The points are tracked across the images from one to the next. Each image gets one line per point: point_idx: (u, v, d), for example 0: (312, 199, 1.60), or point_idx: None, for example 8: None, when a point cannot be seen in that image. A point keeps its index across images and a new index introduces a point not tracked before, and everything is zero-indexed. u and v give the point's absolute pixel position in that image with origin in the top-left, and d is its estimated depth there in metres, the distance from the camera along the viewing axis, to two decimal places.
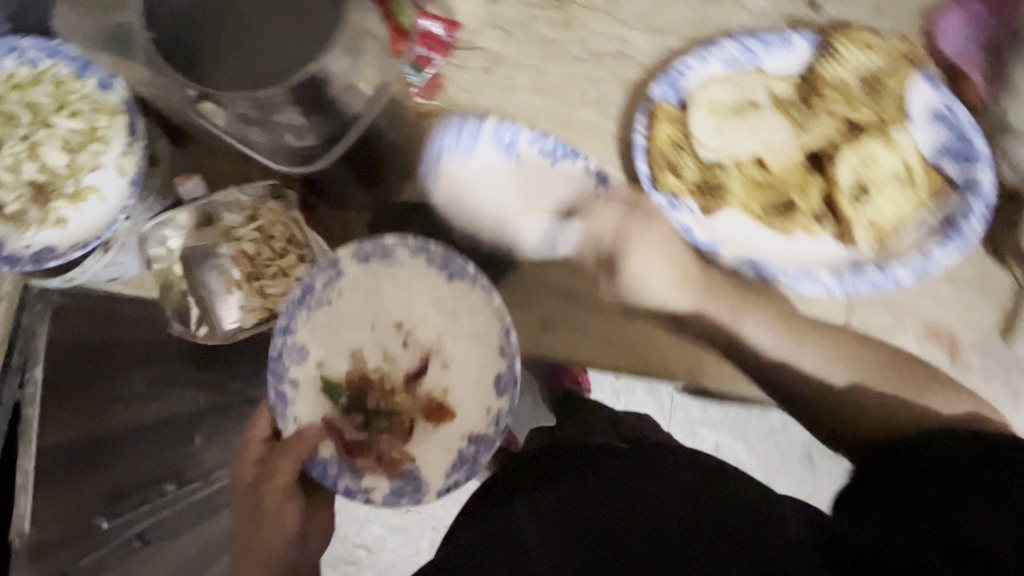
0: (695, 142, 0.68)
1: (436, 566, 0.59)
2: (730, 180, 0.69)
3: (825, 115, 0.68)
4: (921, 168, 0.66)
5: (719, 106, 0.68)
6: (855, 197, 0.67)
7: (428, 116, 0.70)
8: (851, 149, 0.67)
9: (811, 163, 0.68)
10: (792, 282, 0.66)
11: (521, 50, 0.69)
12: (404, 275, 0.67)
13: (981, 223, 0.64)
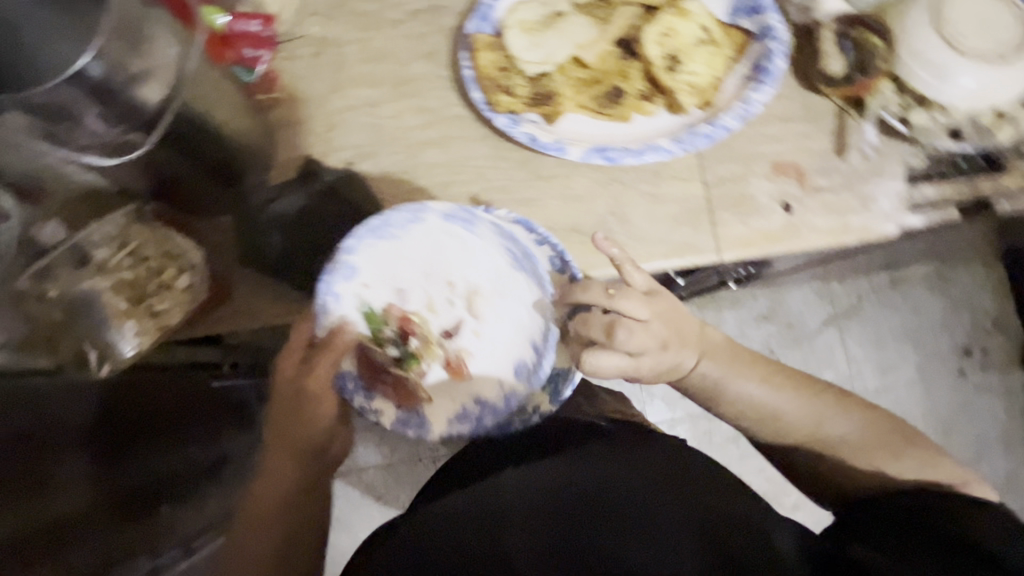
0: (517, 60, 0.71)
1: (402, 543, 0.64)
2: (559, 86, 0.71)
3: (624, 6, 0.73)
4: (717, 28, 0.73)
5: (529, 24, 0.72)
6: (670, 68, 0.70)
7: (271, 105, 0.74)
8: (661, 19, 0.71)
9: (621, 54, 0.72)
10: (638, 158, 0.69)
11: (344, 29, 0.76)
12: (478, 241, 0.70)
13: (783, 59, 0.70)
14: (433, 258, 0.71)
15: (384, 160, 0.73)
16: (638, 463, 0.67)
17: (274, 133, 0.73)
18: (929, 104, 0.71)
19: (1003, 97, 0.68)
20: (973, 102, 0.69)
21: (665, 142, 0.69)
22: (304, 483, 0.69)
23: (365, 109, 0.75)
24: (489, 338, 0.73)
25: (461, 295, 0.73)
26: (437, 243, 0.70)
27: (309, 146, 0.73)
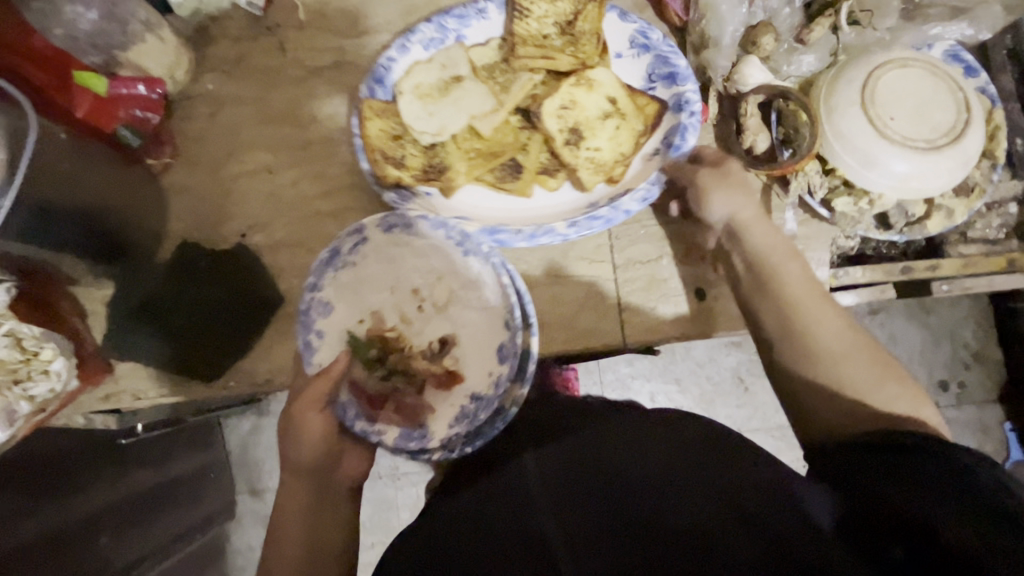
0: (408, 129, 0.66)
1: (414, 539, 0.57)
2: (453, 158, 0.66)
3: (528, 71, 0.67)
4: (627, 98, 0.66)
5: (424, 88, 0.67)
6: (571, 143, 0.65)
7: (165, 169, 0.71)
8: (564, 89, 0.64)
9: (521, 124, 0.67)
10: (530, 240, 0.64)
11: (244, 88, 0.73)
12: (426, 246, 0.63)
13: (694, 136, 0.64)
14: (395, 274, 0.65)
15: (278, 233, 0.70)
16: (660, 433, 0.55)
17: (167, 202, 0.70)
18: (856, 188, 0.66)
19: (933, 187, 0.63)
20: (899, 190, 0.64)
21: (560, 226, 0.64)
22: (319, 506, 0.67)
23: (263, 176, 0.71)
24: (472, 344, 0.64)
25: (440, 299, 0.64)
26: (392, 259, 0.65)
27: (201, 215, 0.70)
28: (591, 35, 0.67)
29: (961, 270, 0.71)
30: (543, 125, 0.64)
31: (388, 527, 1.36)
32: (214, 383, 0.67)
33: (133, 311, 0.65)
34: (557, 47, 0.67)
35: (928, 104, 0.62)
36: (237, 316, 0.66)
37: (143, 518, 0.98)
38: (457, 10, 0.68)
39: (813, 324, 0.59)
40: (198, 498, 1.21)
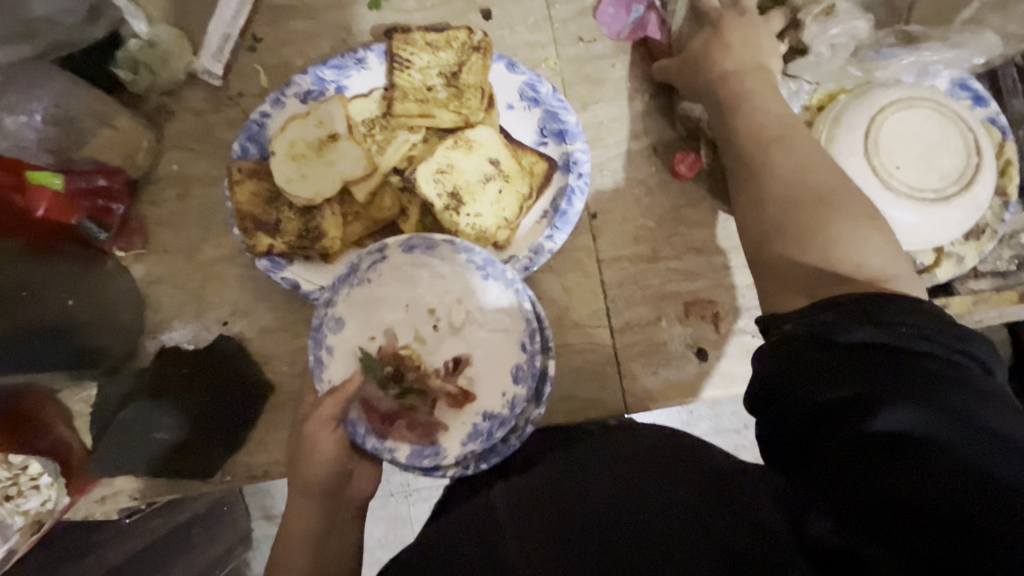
0: (283, 192, 0.63)
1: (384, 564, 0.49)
2: (328, 223, 0.62)
3: (405, 130, 0.64)
4: (511, 159, 0.63)
5: (299, 150, 0.63)
6: (450, 209, 0.62)
7: (136, 258, 0.67)
8: (439, 151, 0.61)
9: (399, 187, 0.65)
10: None
11: (211, 164, 0.69)
12: (445, 270, 0.57)
13: (579, 198, 0.63)
14: (412, 293, 0.58)
15: (262, 318, 0.67)
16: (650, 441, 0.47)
17: (145, 295, 0.67)
18: None
19: (941, 238, 0.60)
20: (908, 241, 0.61)
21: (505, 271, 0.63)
22: None
23: (240, 258, 0.68)
24: (487, 365, 0.57)
25: (458, 320, 0.57)
26: (409, 279, 0.58)
27: (181, 304, 0.67)
28: (476, 87, 0.63)
29: (974, 307, 0.67)
30: (423, 191, 0.61)
31: (370, 562, 1.24)
32: (211, 479, 0.64)
33: (110, 433, 0.63)
34: (444, 102, 0.64)
35: (936, 150, 0.59)
36: (220, 416, 0.64)
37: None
38: (336, 63, 0.65)
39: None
40: (216, 536, 1.16)
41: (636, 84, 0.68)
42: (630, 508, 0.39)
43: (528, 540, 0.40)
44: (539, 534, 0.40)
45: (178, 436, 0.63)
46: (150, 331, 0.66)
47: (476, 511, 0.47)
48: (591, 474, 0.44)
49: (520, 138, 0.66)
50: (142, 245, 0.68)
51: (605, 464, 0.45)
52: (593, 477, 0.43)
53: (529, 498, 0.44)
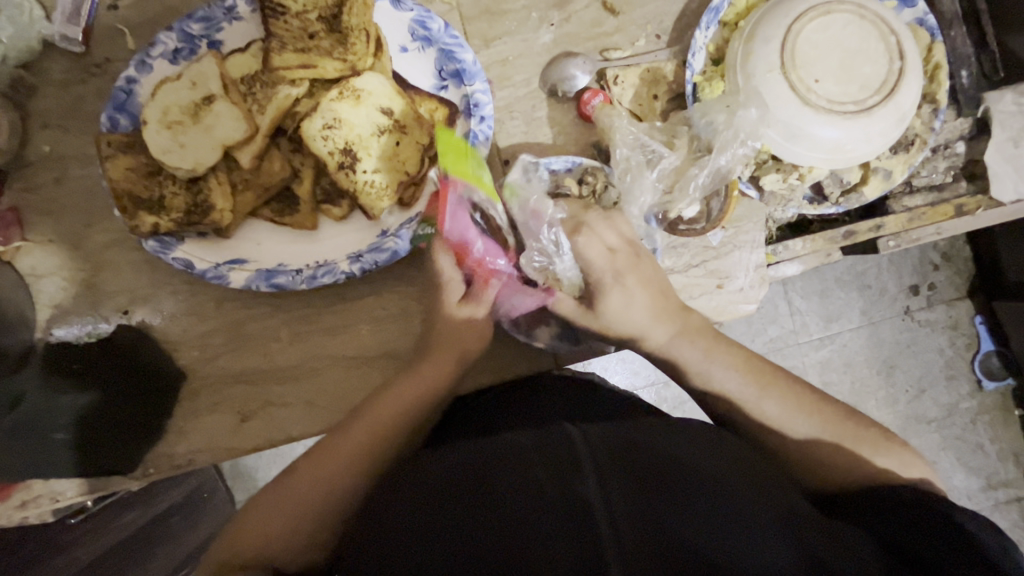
0: (161, 163, 0.58)
1: (368, 524, 0.40)
2: (215, 194, 0.58)
3: (286, 85, 0.58)
4: (406, 108, 0.58)
5: (173, 116, 0.58)
6: (345, 167, 0.57)
7: (18, 249, 0.63)
8: (323, 106, 0.57)
9: (289, 149, 0.60)
10: (312, 282, 0.58)
11: (89, 143, 0.64)
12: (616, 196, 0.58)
13: (484, 144, 0.58)
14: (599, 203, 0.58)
15: (165, 305, 0.63)
16: (682, 425, 0.46)
17: (33, 288, 0.63)
18: (785, 162, 0.60)
19: (865, 153, 0.57)
20: (832, 159, 0.57)
21: (410, 230, 0.58)
22: None
23: (134, 242, 0.64)
24: None
25: None
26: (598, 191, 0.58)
27: (75, 294, 0.63)
28: (361, 30, 0.56)
29: (909, 225, 0.65)
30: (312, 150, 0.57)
31: None
32: (133, 474, 0.61)
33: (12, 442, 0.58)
34: (327, 50, 0.57)
35: (857, 58, 0.54)
36: (128, 399, 0.61)
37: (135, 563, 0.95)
38: (201, 14, 0.58)
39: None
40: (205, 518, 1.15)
41: (541, 13, 0.63)
42: (723, 497, 0.37)
43: (619, 496, 0.36)
44: (632, 498, 0.36)
45: (87, 429, 0.60)
46: (46, 328, 0.62)
47: (530, 443, 0.41)
48: (671, 451, 0.41)
49: (417, 84, 0.61)
50: (21, 237, 0.63)
51: (696, 450, 0.42)
52: (666, 449, 0.41)
53: (612, 454, 0.40)
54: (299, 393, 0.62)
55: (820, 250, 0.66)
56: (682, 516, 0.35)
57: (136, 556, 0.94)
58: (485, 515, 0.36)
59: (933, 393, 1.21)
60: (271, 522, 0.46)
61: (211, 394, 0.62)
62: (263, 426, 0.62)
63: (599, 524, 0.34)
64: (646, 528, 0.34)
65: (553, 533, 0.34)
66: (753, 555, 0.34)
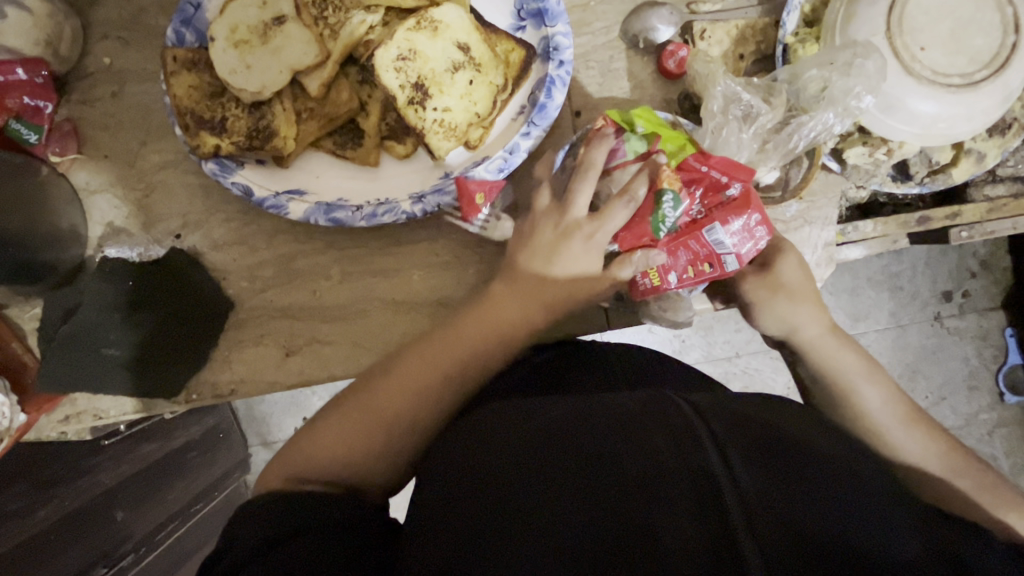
0: (226, 83, 0.56)
1: (461, 481, 0.38)
2: (279, 120, 0.56)
3: (361, 10, 0.55)
4: (482, 45, 0.56)
5: (241, 34, 0.56)
6: (415, 102, 0.55)
7: (74, 161, 0.62)
8: (399, 34, 0.54)
9: (358, 79, 0.57)
10: (372, 219, 0.57)
11: (152, 58, 0.62)
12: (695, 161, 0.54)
13: (560, 91, 0.55)
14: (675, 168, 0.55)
15: (216, 232, 0.62)
16: (776, 403, 0.44)
17: (86, 203, 0.62)
18: (873, 135, 0.57)
19: (962, 131, 0.54)
20: (923, 136, 0.55)
21: (475, 173, 0.57)
22: None
23: (190, 164, 0.62)
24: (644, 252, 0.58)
25: None
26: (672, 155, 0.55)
27: (127, 213, 0.62)
28: None
29: (987, 216, 0.62)
30: (382, 81, 0.54)
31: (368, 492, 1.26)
32: (176, 398, 0.62)
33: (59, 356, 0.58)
34: None
35: (966, 27, 0.51)
36: (184, 323, 0.60)
37: (154, 491, 0.96)
38: None
39: (825, 319, 0.53)
40: (218, 457, 1.16)
41: None
42: (854, 481, 0.35)
43: (750, 469, 0.34)
44: (765, 474, 0.34)
45: (134, 347, 0.59)
46: (97, 245, 0.62)
47: (639, 410, 0.40)
48: (785, 429, 0.39)
49: (494, 21, 0.58)
50: (77, 149, 0.62)
51: (804, 428, 0.40)
52: (785, 429, 0.39)
53: (734, 429, 0.38)
54: (345, 333, 0.61)
55: (888, 235, 0.64)
56: (815, 495, 0.33)
57: (156, 484, 0.96)
58: (602, 487, 0.34)
59: (953, 401, 1.19)
60: (330, 449, 0.46)
61: (257, 325, 0.62)
62: (306, 362, 0.61)
63: (728, 493, 0.32)
64: (784, 505, 0.32)
65: (680, 506, 0.32)
66: (898, 542, 0.31)
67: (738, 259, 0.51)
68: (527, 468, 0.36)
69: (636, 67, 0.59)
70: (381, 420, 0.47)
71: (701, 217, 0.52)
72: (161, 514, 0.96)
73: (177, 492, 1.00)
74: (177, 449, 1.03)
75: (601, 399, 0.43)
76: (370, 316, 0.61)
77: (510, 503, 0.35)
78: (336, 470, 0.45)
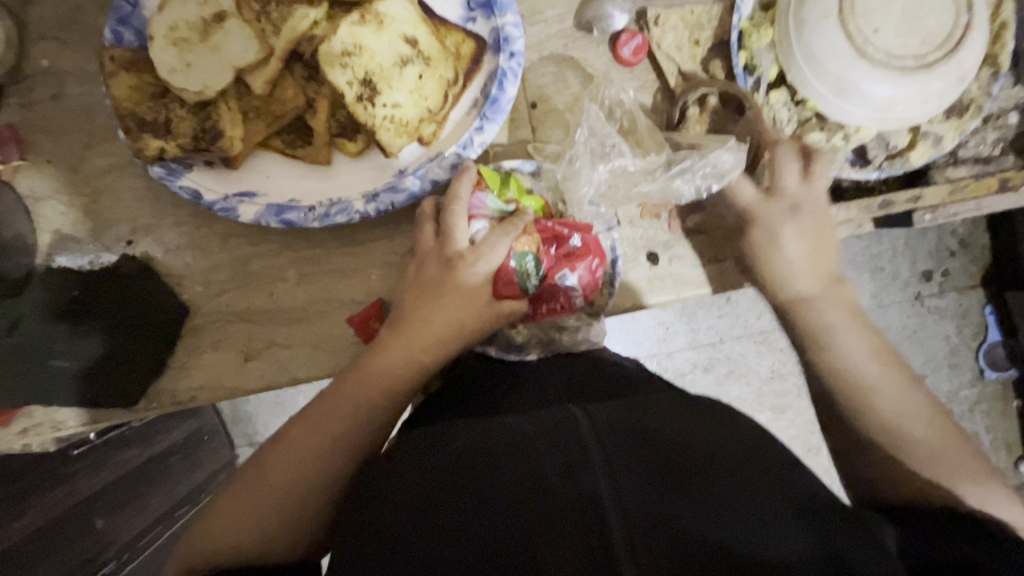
0: (167, 83, 0.54)
1: (367, 523, 0.38)
2: (224, 121, 0.54)
3: (303, 5, 0.53)
4: (431, 38, 0.54)
5: (179, 32, 0.54)
6: (364, 99, 0.54)
7: (18, 168, 0.60)
8: (343, 29, 0.52)
9: (305, 77, 0.56)
10: (325, 220, 0.56)
11: (92, 58, 0.60)
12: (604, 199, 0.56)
13: (512, 83, 0.54)
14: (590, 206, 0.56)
15: (169, 237, 0.61)
16: (693, 409, 0.45)
17: (33, 210, 0.60)
18: (830, 121, 0.57)
19: (919, 115, 0.53)
20: (879, 120, 0.54)
21: (428, 170, 0.56)
22: None
23: (138, 168, 0.61)
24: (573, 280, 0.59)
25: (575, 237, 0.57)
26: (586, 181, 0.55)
27: (76, 220, 0.61)
28: None
29: (948, 198, 0.61)
30: (328, 78, 0.53)
31: None
32: (134, 407, 0.60)
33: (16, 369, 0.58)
34: None
35: (920, 8, 0.50)
36: (138, 331, 0.59)
37: (135, 498, 0.95)
38: None
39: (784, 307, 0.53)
40: (203, 459, 1.15)
41: None
42: (740, 486, 0.35)
43: (635, 494, 0.34)
44: (651, 495, 0.34)
45: (84, 360, 0.58)
46: (45, 254, 0.60)
47: (540, 430, 0.40)
48: (688, 437, 0.40)
49: (443, 13, 0.56)
50: (19, 157, 0.60)
51: (709, 434, 0.40)
52: (685, 439, 0.39)
53: (630, 444, 0.38)
54: (306, 335, 0.60)
55: (852, 220, 0.62)
56: (702, 510, 0.34)
57: (137, 490, 0.96)
58: (494, 522, 0.34)
59: (933, 379, 1.20)
60: (245, 522, 0.45)
61: (216, 331, 0.61)
62: (268, 366, 0.60)
63: (608, 518, 0.33)
64: (663, 520, 0.32)
65: (563, 539, 0.32)
66: (772, 549, 0.32)
67: (585, 297, 0.53)
68: (428, 507, 0.36)
69: (591, 57, 0.58)
70: (282, 486, 0.46)
71: (552, 268, 0.52)
72: (143, 518, 0.94)
73: (158, 497, 0.99)
74: (157, 455, 1.03)
75: (510, 420, 0.43)
76: (330, 318, 0.60)
77: (406, 541, 0.35)
78: (265, 532, 0.45)
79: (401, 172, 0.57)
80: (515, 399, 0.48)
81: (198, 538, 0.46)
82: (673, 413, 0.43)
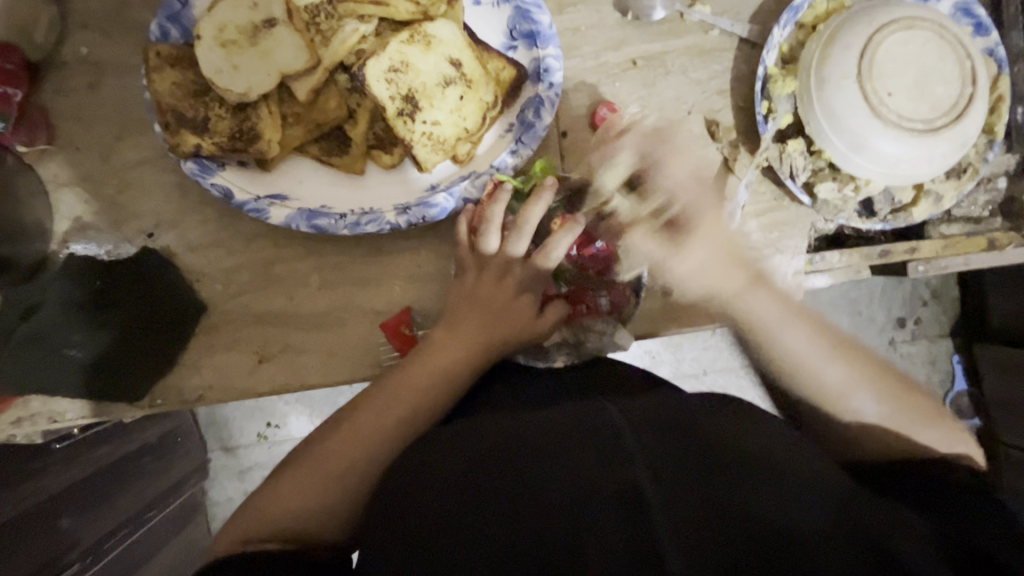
0: (209, 82, 0.54)
1: (399, 521, 0.37)
2: (263, 123, 0.55)
3: (354, 20, 0.55)
4: (474, 62, 0.56)
5: (228, 34, 0.54)
6: (405, 114, 0.55)
7: (42, 153, 0.60)
8: (392, 46, 0.54)
9: (347, 87, 0.57)
10: (355, 228, 0.57)
11: (133, 52, 0.60)
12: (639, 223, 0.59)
13: (548, 112, 0.57)
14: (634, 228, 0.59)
15: (192, 233, 0.61)
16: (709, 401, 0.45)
17: (53, 196, 0.59)
18: (842, 173, 0.61)
19: (924, 173, 0.57)
20: (888, 175, 0.58)
21: (462, 188, 0.57)
22: None
23: (166, 162, 0.61)
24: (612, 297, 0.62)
25: None
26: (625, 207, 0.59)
27: (97, 209, 0.60)
28: None
29: (941, 252, 0.65)
30: (372, 91, 0.54)
31: None
32: (139, 403, 0.59)
33: (25, 362, 0.57)
34: None
35: (932, 77, 0.54)
36: (153, 326, 0.59)
37: (104, 498, 0.90)
38: None
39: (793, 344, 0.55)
40: (176, 462, 1.12)
41: None
42: (769, 470, 0.36)
43: (671, 481, 0.34)
44: (688, 481, 0.34)
45: (97, 354, 0.58)
46: (61, 240, 0.59)
47: (568, 422, 0.40)
48: (712, 427, 0.40)
49: (485, 39, 0.59)
50: (46, 143, 0.60)
51: (729, 423, 0.40)
52: (709, 429, 0.39)
53: (660, 435, 0.38)
54: (322, 340, 0.60)
55: (853, 266, 0.65)
56: (734, 489, 0.34)
57: (105, 490, 0.91)
58: (535, 512, 0.34)
59: None
60: (284, 509, 0.45)
61: (230, 331, 0.60)
62: (280, 369, 0.60)
63: (648, 503, 0.33)
64: (704, 507, 0.33)
65: (607, 524, 0.32)
66: (800, 525, 0.33)
67: (610, 300, 0.58)
68: (466, 501, 0.36)
69: (623, 94, 0.61)
70: (316, 485, 0.46)
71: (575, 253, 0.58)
72: (110, 520, 0.89)
73: (128, 497, 0.95)
74: (132, 453, 0.98)
75: (540, 415, 0.43)
76: (348, 326, 0.61)
77: (447, 538, 0.34)
78: (300, 522, 0.45)
79: (432, 186, 0.59)
80: (538, 405, 0.48)
81: (231, 525, 0.46)
82: (698, 406, 0.43)
